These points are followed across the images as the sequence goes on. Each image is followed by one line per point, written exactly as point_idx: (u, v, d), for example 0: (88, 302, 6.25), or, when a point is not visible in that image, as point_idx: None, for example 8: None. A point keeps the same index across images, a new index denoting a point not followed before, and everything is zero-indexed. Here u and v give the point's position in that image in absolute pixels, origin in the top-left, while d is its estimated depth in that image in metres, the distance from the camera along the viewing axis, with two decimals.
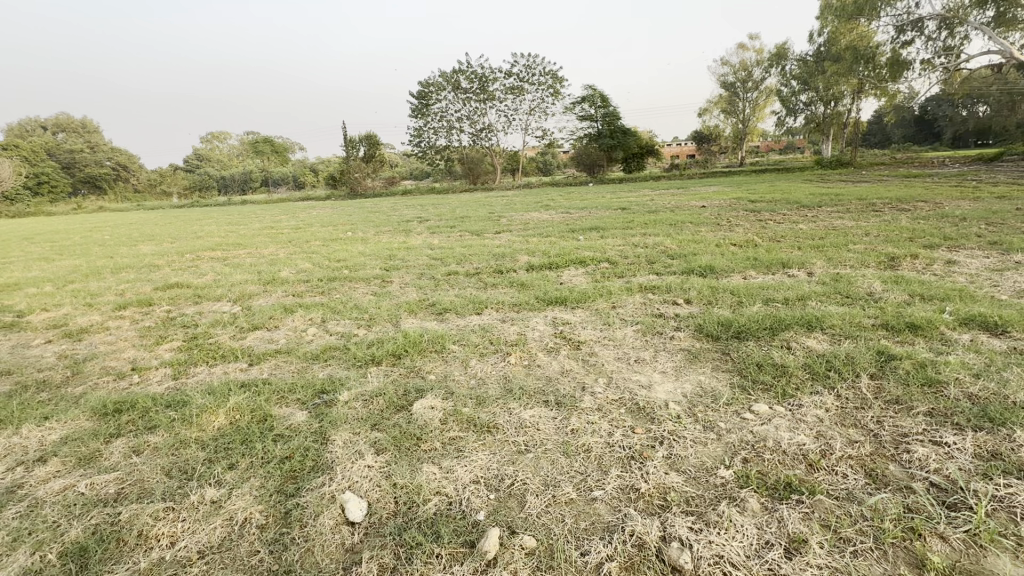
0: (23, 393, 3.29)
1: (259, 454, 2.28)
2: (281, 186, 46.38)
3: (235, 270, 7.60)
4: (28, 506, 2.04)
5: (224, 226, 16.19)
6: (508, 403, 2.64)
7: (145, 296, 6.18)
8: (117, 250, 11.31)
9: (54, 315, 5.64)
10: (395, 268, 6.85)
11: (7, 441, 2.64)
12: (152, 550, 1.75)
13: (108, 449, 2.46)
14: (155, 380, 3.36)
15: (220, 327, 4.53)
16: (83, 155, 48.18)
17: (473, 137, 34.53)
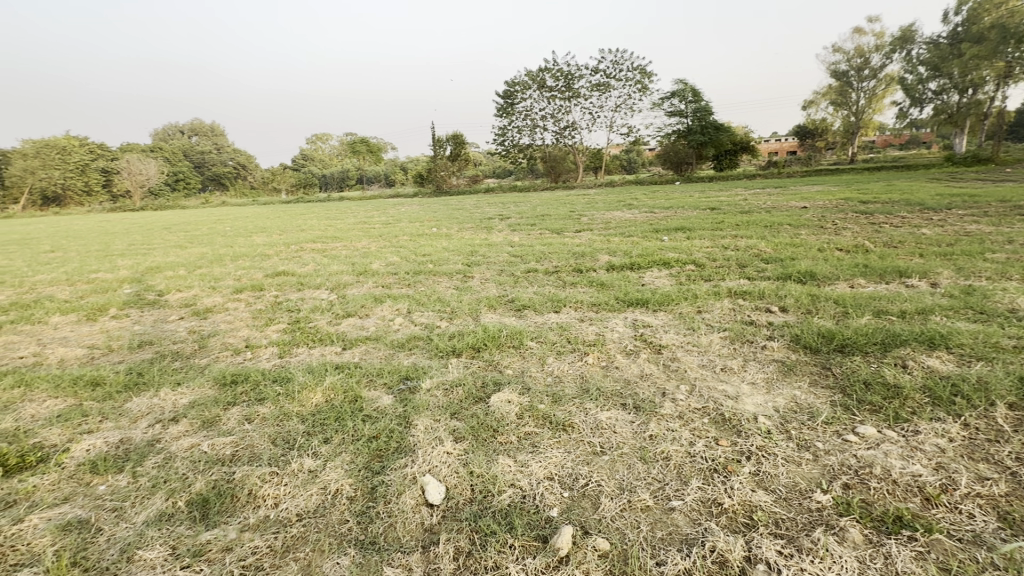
0: (162, 361, 3.83)
1: (350, 432, 2.46)
2: (374, 185, 49.50)
3: (333, 261, 8.24)
4: (164, 458, 2.37)
5: (323, 220, 17.59)
6: (584, 403, 2.63)
7: (257, 282, 6.90)
8: (236, 240, 12.72)
9: (185, 295, 6.48)
10: (476, 264, 7.05)
11: (150, 400, 3.09)
12: (259, 508, 1.96)
13: (225, 415, 2.79)
14: (264, 357, 3.75)
15: (319, 313, 4.95)
16: (210, 156, 54.50)
17: (556, 135, 34.44)
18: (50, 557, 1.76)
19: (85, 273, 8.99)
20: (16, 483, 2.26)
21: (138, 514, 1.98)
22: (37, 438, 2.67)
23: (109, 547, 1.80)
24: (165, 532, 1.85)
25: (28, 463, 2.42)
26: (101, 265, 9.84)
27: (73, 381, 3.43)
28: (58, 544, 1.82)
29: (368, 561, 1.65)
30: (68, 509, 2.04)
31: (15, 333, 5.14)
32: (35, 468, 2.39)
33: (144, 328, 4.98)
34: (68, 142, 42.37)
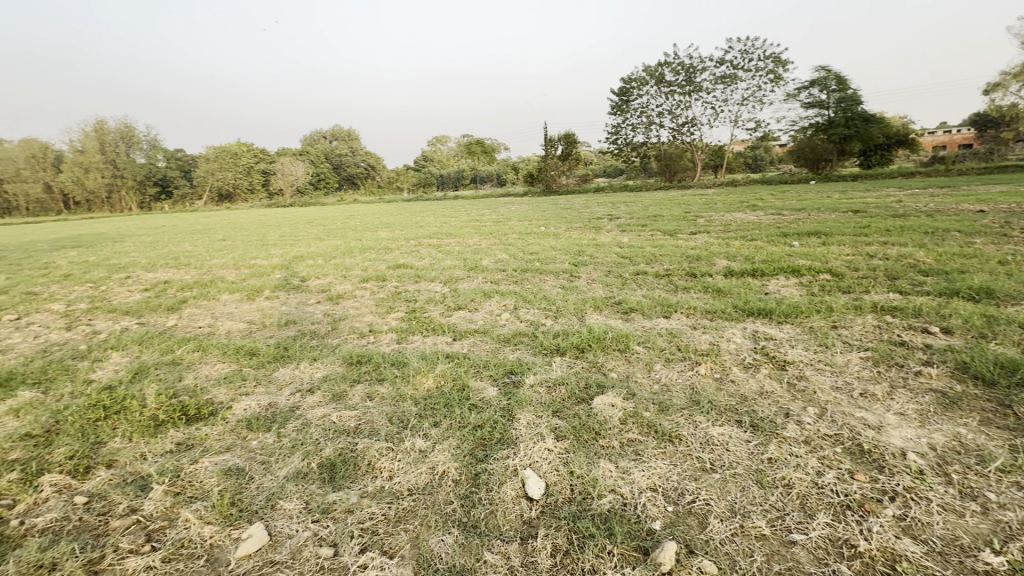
0: (303, 338, 4.39)
1: (457, 418, 2.59)
2: (486, 184, 51.42)
3: (447, 256, 8.74)
4: (302, 423, 2.71)
5: (440, 218, 18.72)
6: (694, 415, 2.47)
7: (381, 273, 7.57)
8: (365, 234, 14.08)
9: (323, 282, 7.33)
10: (583, 264, 7.00)
11: (292, 371, 3.55)
12: (376, 478, 2.15)
13: (351, 390, 3.10)
14: (385, 341, 4.11)
15: (433, 304, 5.28)
16: (346, 158, 60.78)
17: (673, 132, 32.85)
18: (216, 495, 2.11)
19: (248, 259, 10.60)
20: (194, 429, 2.74)
21: (280, 468, 2.28)
22: (210, 395, 3.21)
23: (259, 493, 2.11)
24: (300, 488, 2.11)
25: (203, 415, 2.93)
26: (260, 253, 11.52)
27: (236, 350, 4.06)
28: (222, 486, 2.18)
29: (470, 543, 1.73)
30: (230, 457, 2.42)
31: (197, 306, 6.24)
32: (207, 419, 2.88)
33: (290, 309, 5.73)
34: (240, 147, 50.17)
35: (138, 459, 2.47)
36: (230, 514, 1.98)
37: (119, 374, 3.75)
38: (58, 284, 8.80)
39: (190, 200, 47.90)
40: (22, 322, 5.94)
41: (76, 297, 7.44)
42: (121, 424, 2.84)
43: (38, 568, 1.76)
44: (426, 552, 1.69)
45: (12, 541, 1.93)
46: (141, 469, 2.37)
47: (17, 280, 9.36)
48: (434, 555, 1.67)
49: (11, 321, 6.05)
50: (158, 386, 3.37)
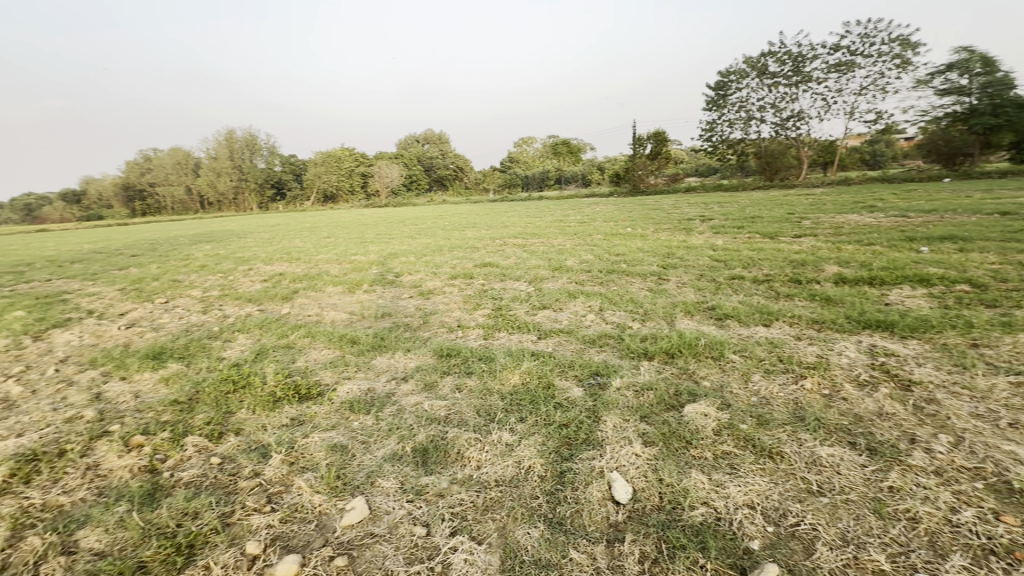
0: (398, 330, 4.68)
1: (542, 415, 2.62)
2: (571, 185, 51.17)
3: (532, 256, 8.82)
4: (397, 409, 2.90)
5: (525, 218, 18.96)
6: (799, 433, 2.28)
7: (468, 271, 7.83)
8: (454, 233, 14.64)
9: (415, 278, 7.74)
10: (672, 266, 6.72)
11: (388, 360, 3.80)
12: (465, 466, 2.23)
13: (442, 381, 3.26)
14: (472, 337, 4.25)
15: (518, 302, 5.37)
16: (437, 160, 63.41)
17: (775, 127, 30.43)
18: (324, 468, 2.32)
19: (349, 255, 11.48)
20: (305, 407, 3.04)
21: (378, 449, 2.46)
22: (318, 377, 3.53)
23: (360, 470, 2.29)
24: (396, 469, 2.26)
25: (313, 394, 3.23)
26: (359, 249, 12.44)
27: (340, 338, 4.43)
28: (328, 460, 2.39)
29: (556, 539, 1.74)
30: (335, 435, 2.65)
31: (306, 296, 6.88)
32: (316, 399, 3.17)
33: (385, 302, 6.13)
34: (343, 151, 54.34)
35: (259, 430, 2.79)
36: (335, 487, 2.17)
37: (244, 353, 4.25)
38: (197, 273, 10.16)
39: (300, 200, 52.87)
40: (169, 305, 6.93)
41: (210, 285, 8.53)
42: (246, 398, 3.23)
43: (184, 514, 2.05)
44: (513, 542, 1.74)
45: (165, 489, 2.28)
46: (263, 438, 2.67)
47: (166, 269, 10.93)
48: (520, 547, 1.71)
49: (161, 304, 7.09)
50: (275, 366, 3.78)
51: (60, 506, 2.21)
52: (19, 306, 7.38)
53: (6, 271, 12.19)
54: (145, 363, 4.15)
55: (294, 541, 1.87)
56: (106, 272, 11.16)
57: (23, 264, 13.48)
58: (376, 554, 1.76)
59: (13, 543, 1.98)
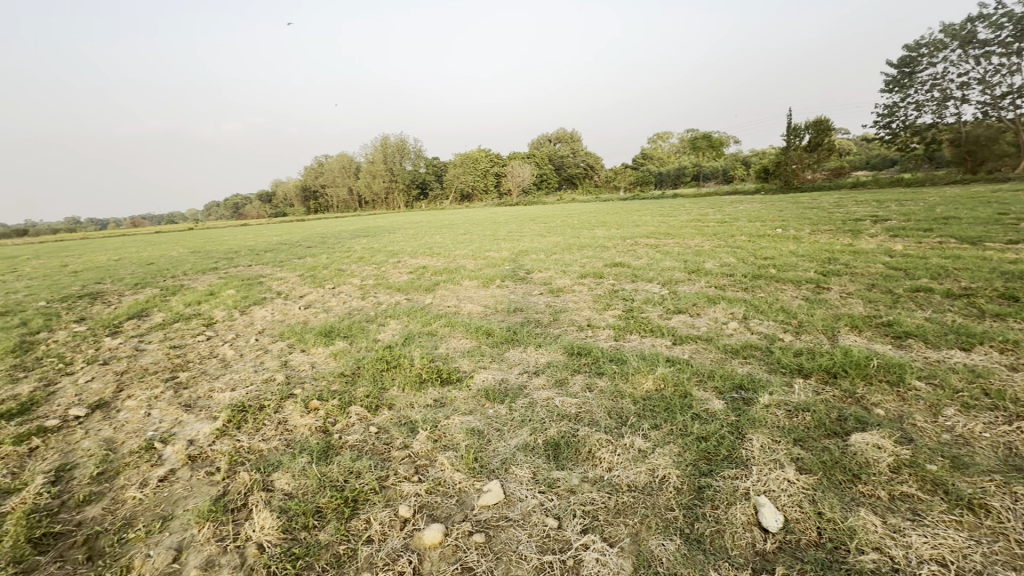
0: (529, 325, 4.83)
1: (679, 425, 2.50)
2: (710, 181, 47.68)
3: (666, 257, 8.42)
4: (530, 401, 3.00)
5: (657, 217, 18.15)
6: (1012, 485, 1.85)
7: (598, 270, 7.76)
8: (583, 232, 14.59)
9: (545, 275, 7.88)
10: (835, 273, 5.90)
11: (520, 354, 3.95)
12: (596, 467, 2.23)
13: (572, 379, 3.29)
14: (602, 337, 4.21)
15: (651, 305, 5.17)
16: (568, 158, 63.59)
17: (984, 107, 24.82)
18: (463, 449, 2.50)
19: (483, 251, 12.11)
20: (446, 391, 3.31)
21: (512, 438, 2.58)
22: (457, 364, 3.81)
23: (495, 455, 2.42)
24: (529, 459, 2.34)
25: (453, 380, 3.49)
26: (493, 246, 13.06)
27: (476, 329, 4.72)
28: (467, 442, 2.57)
29: (693, 557, 1.66)
30: (473, 419, 2.84)
31: (446, 289, 7.45)
32: (455, 384, 3.42)
33: (517, 298, 6.36)
34: (480, 152, 57.28)
35: (408, 407, 3.11)
36: (473, 468, 2.32)
37: (394, 337, 4.76)
38: (356, 263, 11.60)
39: (440, 199, 57.26)
40: (335, 291, 8.03)
41: (366, 274, 9.68)
42: (397, 377, 3.62)
43: (349, 473, 2.38)
44: (646, 551, 1.69)
45: (334, 448, 2.66)
46: (411, 415, 2.97)
47: (333, 259, 12.66)
48: (654, 557, 1.66)
49: (329, 289, 8.24)
50: (420, 351, 4.17)
51: (260, 450, 2.72)
52: (230, 286, 9.16)
53: (222, 257, 15.20)
54: (318, 339, 4.88)
55: (438, 512, 2.05)
56: (289, 260, 13.31)
57: (232, 252, 16.69)
58: (511, 537, 1.85)
59: (230, 475, 2.49)
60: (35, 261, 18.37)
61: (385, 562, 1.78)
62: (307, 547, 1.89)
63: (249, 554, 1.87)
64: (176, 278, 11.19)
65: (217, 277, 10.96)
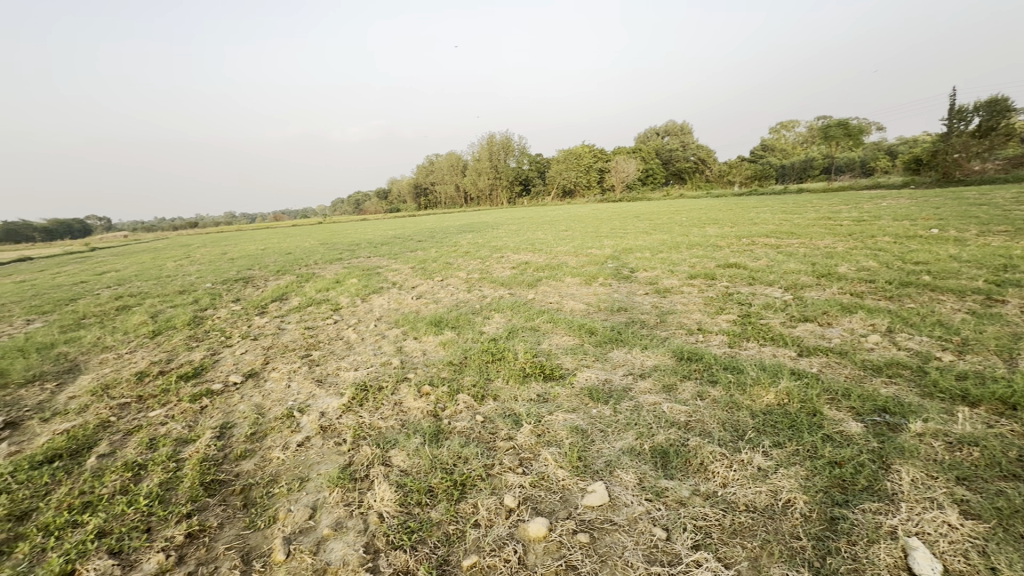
0: (633, 326, 4.68)
1: (806, 446, 2.26)
2: (844, 174, 42.36)
3: (789, 258, 7.65)
4: (635, 405, 2.90)
5: (779, 214, 16.56)
6: None
7: (709, 270, 7.28)
8: (693, 230, 13.80)
9: (650, 274, 7.59)
10: (1012, 283, 4.91)
11: (625, 355, 3.84)
12: (709, 480, 2.10)
13: (681, 385, 3.13)
14: (715, 343, 3.94)
15: (771, 311, 4.74)
16: (677, 151, 60.21)
17: None
18: (566, 447, 2.50)
19: (585, 248, 11.99)
20: (550, 387, 3.33)
21: (616, 440, 2.52)
22: (559, 361, 3.82)
23: (599, 456, 2.39)
24: (634, 464, 2.27)
25: (555, 376, 3.51)
26: (595, 243, 12.88)
27: (579, 327, 4.68)
28: (570, 440, 2.57)
29: None
30: (576, 418, 2.83)
31: (548, 285, 7.50)
32: (558, 381, 3.44)
33: (621, 297, 6.19)
34: (584, 147, 56.54)
35: (512, 400, 3.19)
36: (577, 466, 2.31)
37: (499, 330, 4.90)
38: (462, 257, 12.15)
39: (542, 196, 57.77)
40: (444, 283, 8.47)
41: (472, 268, 10.08)
42: (502, 369, 3.72)
43: (458, 457, 2.50)
44: None
45: (444, 433, 2.81)
46: (515, 408, 3.04)
47: (442, 253, 13.35)
48: None
49: (438, 281, 8.72)
50: (524, 345, 4.24)
51: (379, 427, 2.97)
52: (353, 275, 10.11)
53: (346, 248, 16.81)
54: (429, 328, 5.19)
55: (542, 506, 2.07)
56: (403, 253, 14.30)
57: (355, 244, 18.35)
58: (616, 542, 1.81)
59: (355, 447, 2.75)
60: (204, 248, 21.78)
61: (491, 547, 1.85)
62: (420, 523, 2.03)
63: (371, 521, 2.06)
64: (309, 266, 12.61)
65: (342, 267, 12.14)
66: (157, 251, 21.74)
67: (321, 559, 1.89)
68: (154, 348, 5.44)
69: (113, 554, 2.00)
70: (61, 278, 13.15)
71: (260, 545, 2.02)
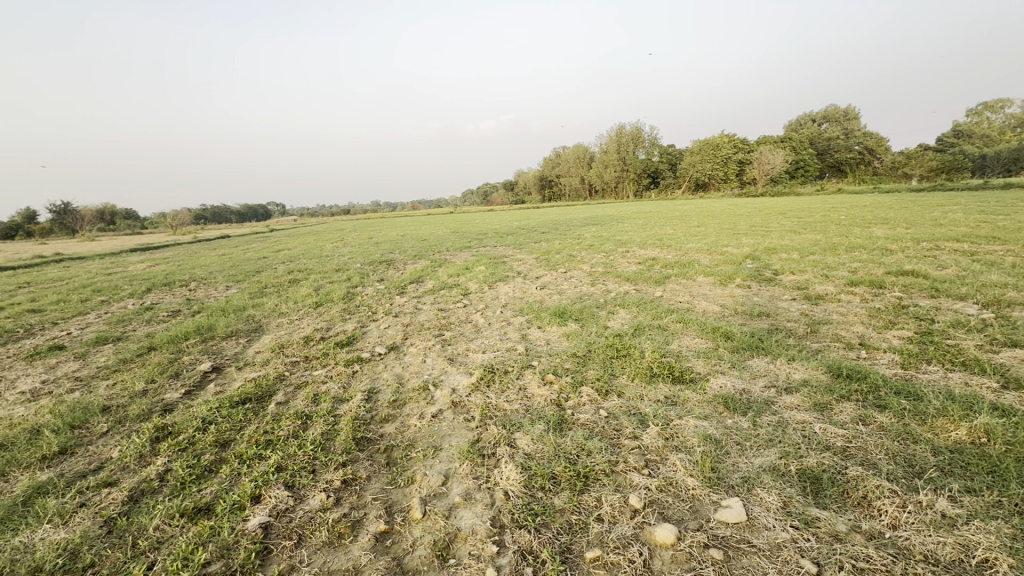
0: (778, 334, 4.22)
1: (1012, 499, 1.84)
2: None
3: (989, 269, 6.26)
4: (778, 421, 2.63)
5: (976, 214, 13.62)
6: None
7: (876, 278, 6.27)
8: (855, 230, 11.99)
9: (799, 278, 6.78)
10: None
11: (767, 365, 3.49)
12: (873, 518, 1.82)
13: (838, 406, 2.75)
14: (882, 362, 3.39)
15: (963, 330, 3.93)
16: (837, 139, 52.50)
17: None
18: (698, 455, 2.36)
19: (720, 246, 11.09)
20: (679, 390, 3.16)
21: (756, 456, 2.31)
22: (690, 364, 3.61)
23: (735, 470, 2.21)
24: (778, 485, 2.06)
25: (686, 379, 3.31)
26: (732, 240, 11.87)
27: (712, 329, 4.37)
28: (703, 447, 2.42)
29: None
30: (708, 425, 2.65)
31: (677, 283, 7.09)
32: (688, 384, 3.24)
33: (761, 301, 5.63)
34: (723, 136, 52.12)
35: (638, 398, 3.09)
36: (709, 477, 2.17)
37: (624, 326, 4.78)
38: (586, 250, 12.06)
39: (672, 189, 54.85)
40: (567, 275, 8.50)
41: (596, 262, 9.96)
42: (628, 366, 3.62)
43: (582, 449, 2.50)
44: None
45: (568, 423, 2.83)
46: (641, 407, 2.95)
47: (565, 245, 13.37)
48: None
49: (561, 273, 8.76)
50: (651, 344, 4.08)
51: (505, 409, 3.10)
52: (481, 263, 10.63)
53: (475, 237, 17.69)
54: (553, 318, 5.25)
55: (669, 512, 1.98)
56: (527, 244, 14.62)
57: (482, 234, 19.22)
58: (754, 564, 1.67)
59: (482, 424, 2.91)
60: (354, 232, 24.59)
61: (615, 545, 1.82)
62: (544, 507, 2.07)
63: (498, 497, 2.16)
64: (442, 252, 13.54)
65: (471, 255, 12.80)
66: (319, 233, 25.10)
67: (452, 523, 2.04)
68: (317, 317, 6.32)
69: (287, 486, 2.37)
70: (250, 253, 15.87)
71: (400, 501, 2.24)
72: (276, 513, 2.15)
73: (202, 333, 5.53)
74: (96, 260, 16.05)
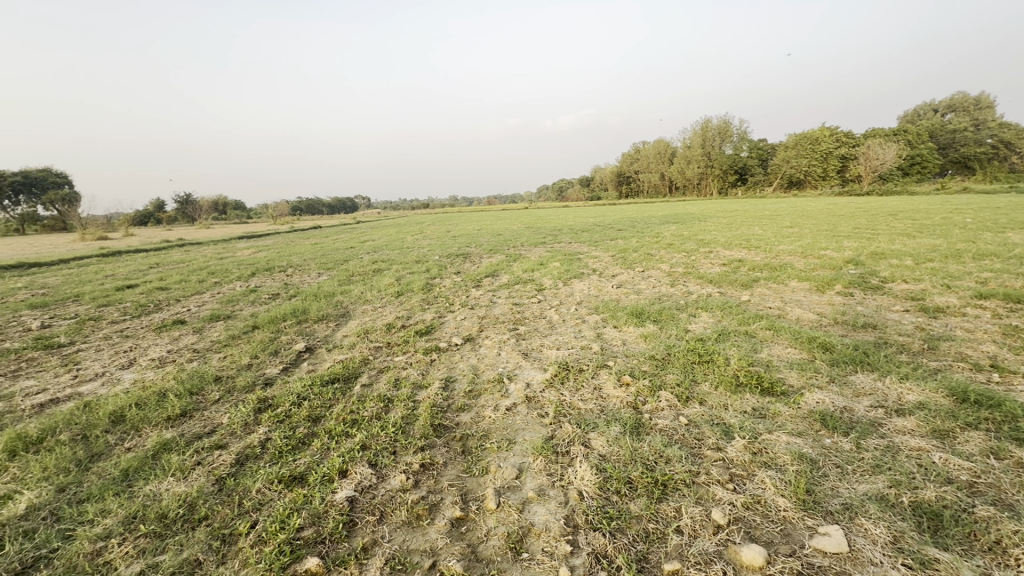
0: (887, 348, 3.79)
1: None
2: None
3: None
4: (886, 445, 2.36)
5: None
6: None
7: (1013, 290, 5.44)
8: (985, 235, 10.49)
9: (913, 287, 6.06)
10: None
11: (874, 382, 3.15)
12: (1008, 569, 1.58)
13: (962, 434, 2.41)
14: (1020, 388, 2.93)
15: None
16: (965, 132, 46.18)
17: None
18: (791, 474, 2.18)
19: (817, 249, 10.20)
20: (769, 402, 2.94)
21: (860, 482, 2.09)
22: (781, 375, 3.35)
23: (834, 495, 2.02)
24: (886, 517, 1.85)
25: (776, 392, 3.08)
26: (832, 243, 10.87)
27: (807, 339, 4.02)
28: (796, 466, 2.24)
29: None
30: (803, 443, 2.44)
31: (766, 287, 6.62)
32: (780, 397, 3.01)
33: (866, 310, 5.11)
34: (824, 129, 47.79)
35: (722, 408, 2.92)
36: (803, 500, 2.00)
37: (706, 330, 4.54)
38: (665, 249, 11.62)
39: (762, 186, 51.30)
40: (645, 274, 8.24)
41: (676, 261, 9.56)
42: (711, 373, 3.43)
43: (660, 455, 2.41)
44: None
45: (645, 427, 2.74)
46: (725, 418, 2.78)
47: (643, 243, 12.98)
48: None
49: (639, 272, 8.50)
50: (737, 351, 3.84)
51: (579, 407, 3.06)
52: (556, 259, 10.59)
53: (550, 233, 17.68)
54: (630, 318, 5.11)
55: (757, 533, 1.85)
56: (602, 241, 14.33)
57: (557, 229, 19.17)
58: None
59: (556, 421, 2.89)
60: (433, 226, 25.53)
61: (697, 560, 1.74)
62: (619, 512, 2.02)
63: (572, 496, 2.14)
64: (517, 247, 13.68)
65: (546, 250, 12.78)
66: (401, 226, 26.34)
67: (526, 517, 2.05)
68: (398, 305, 6.64)
69: (371, 465, 2.51)
70: (339, 243, 17.02)
71: (474, 489, 2.28)
72: (361, 488, 2.28)
73: (298, 316, 6.02)
74: (211, 246, 18.01)
